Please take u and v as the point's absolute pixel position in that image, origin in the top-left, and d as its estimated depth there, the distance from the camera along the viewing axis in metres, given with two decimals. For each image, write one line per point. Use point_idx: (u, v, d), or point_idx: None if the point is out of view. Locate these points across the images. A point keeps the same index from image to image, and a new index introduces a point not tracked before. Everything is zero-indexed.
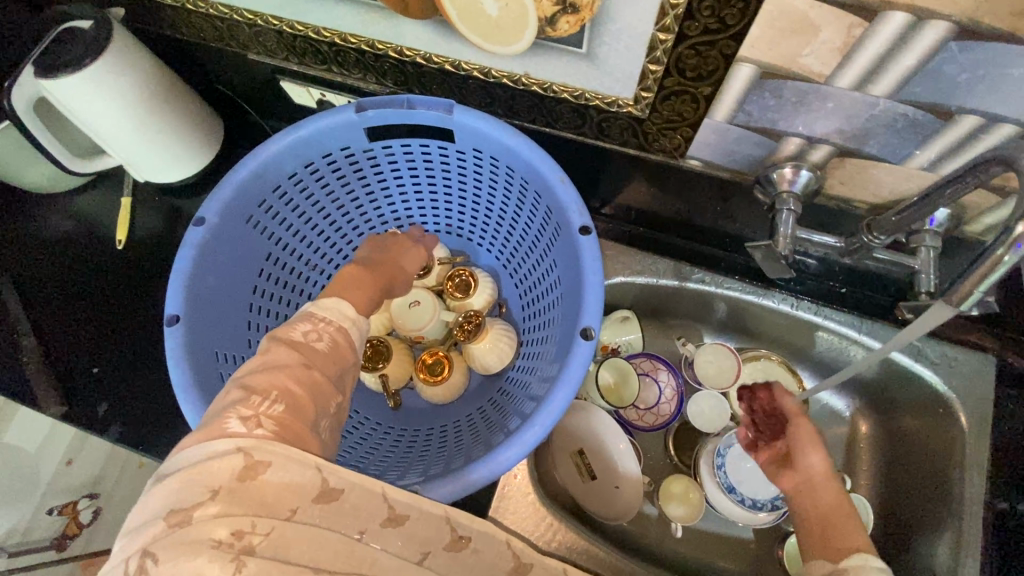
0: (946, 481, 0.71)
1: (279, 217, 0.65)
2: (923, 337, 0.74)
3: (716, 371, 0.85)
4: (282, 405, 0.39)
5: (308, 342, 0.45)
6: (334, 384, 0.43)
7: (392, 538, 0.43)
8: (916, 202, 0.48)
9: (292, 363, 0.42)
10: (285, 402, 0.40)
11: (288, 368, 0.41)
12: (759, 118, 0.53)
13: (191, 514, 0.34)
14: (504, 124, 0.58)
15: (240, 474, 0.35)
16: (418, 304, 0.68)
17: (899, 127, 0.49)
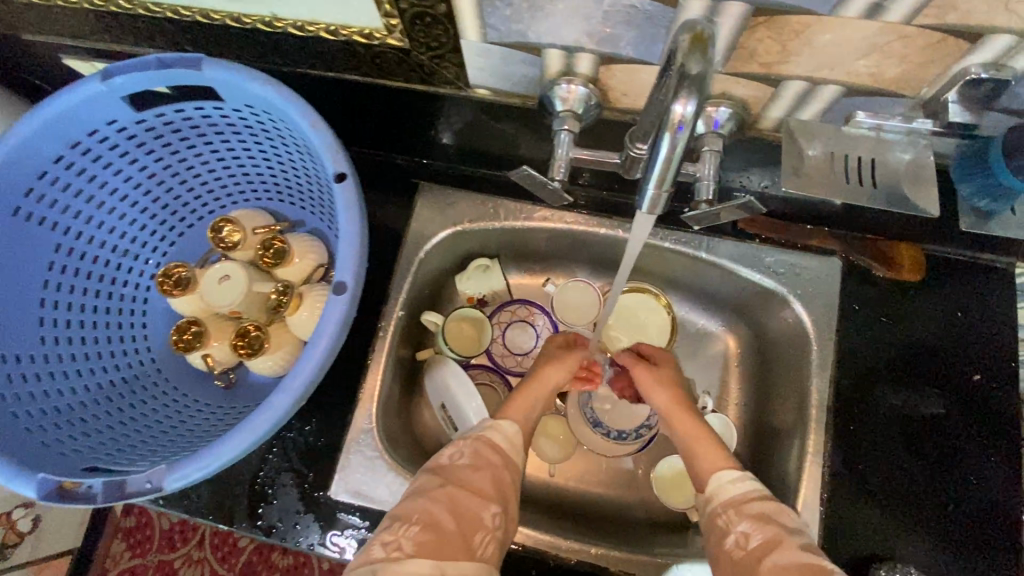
0: (798, 389, 0.70)
1: (62, 206, 0.61)
2: (769, 247, 0.72)
3: (578, 305, 0.84)
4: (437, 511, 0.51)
5: (453, 462, 0.56)
6: (486, 501, 0.54)
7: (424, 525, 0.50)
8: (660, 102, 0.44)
9: (440, 486, 0.53)
10: (434, 516, 0.50)
11: (440, 500, 0.52)
12: (509, 33, 0.49)
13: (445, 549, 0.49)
14: (255, 73, 0.54)
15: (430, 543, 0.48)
16: (228, 278, 0.65)
17: (637, 22, 0.45)
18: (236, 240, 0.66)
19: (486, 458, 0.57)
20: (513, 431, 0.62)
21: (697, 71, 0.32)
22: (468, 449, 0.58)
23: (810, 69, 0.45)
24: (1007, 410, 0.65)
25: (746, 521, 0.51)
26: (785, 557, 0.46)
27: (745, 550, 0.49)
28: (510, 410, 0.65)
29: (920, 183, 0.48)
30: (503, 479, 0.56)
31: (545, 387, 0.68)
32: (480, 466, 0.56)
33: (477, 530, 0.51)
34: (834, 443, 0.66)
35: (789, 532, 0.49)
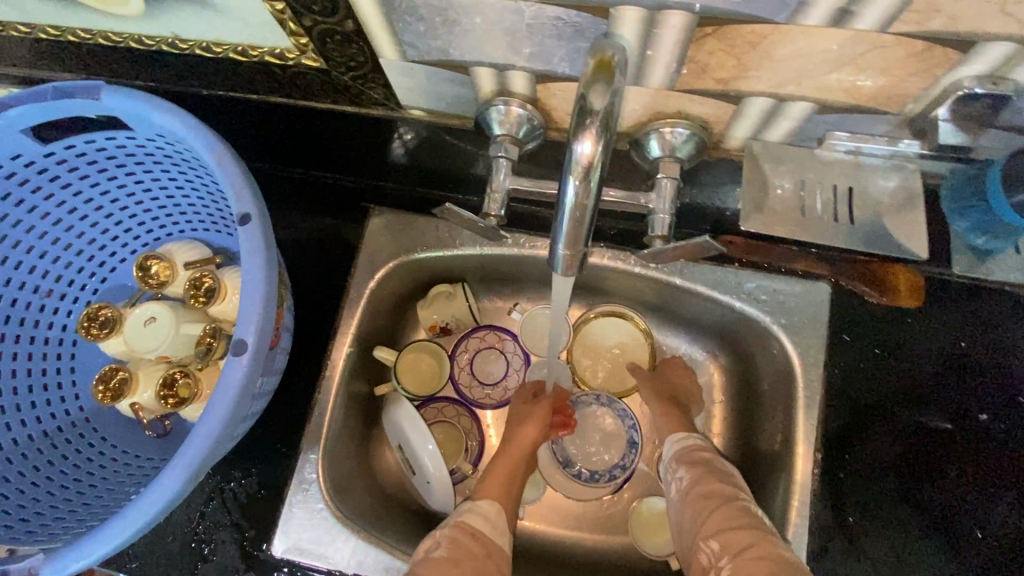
0: (783, 428, 0.63)
1: None
2: (750, 272, 0.65)
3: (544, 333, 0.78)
4: None
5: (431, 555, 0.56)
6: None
7: None
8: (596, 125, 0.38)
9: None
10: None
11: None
12: (429, 51, 0.43)
13: None
14: (160, 102, 0.48)
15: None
16: (155, 320, 0.60)
17: (567, 36, 0.38)
18: (167, 278, 0.62)
19: (465, 548, 0.56)
20: (491, 510, 0.61)
21: (604, 104, 0.26)
22: (445, 539, 0.57)
23: (772, 86, 0.38)
24: (1017, 452, 0.58)
25: (683, 468, 0.63)
26: (704, 488, 0.59)
27: (678, 489, 0.62)
28: (490, 486, 0.64)
29: (903, 210, 0.42)
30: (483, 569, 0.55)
31: (523, 452, 0.67)
32: (458, 560, 0.55)
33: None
34: (823, 491, 0.59)
35: (716, 471, 0.61)
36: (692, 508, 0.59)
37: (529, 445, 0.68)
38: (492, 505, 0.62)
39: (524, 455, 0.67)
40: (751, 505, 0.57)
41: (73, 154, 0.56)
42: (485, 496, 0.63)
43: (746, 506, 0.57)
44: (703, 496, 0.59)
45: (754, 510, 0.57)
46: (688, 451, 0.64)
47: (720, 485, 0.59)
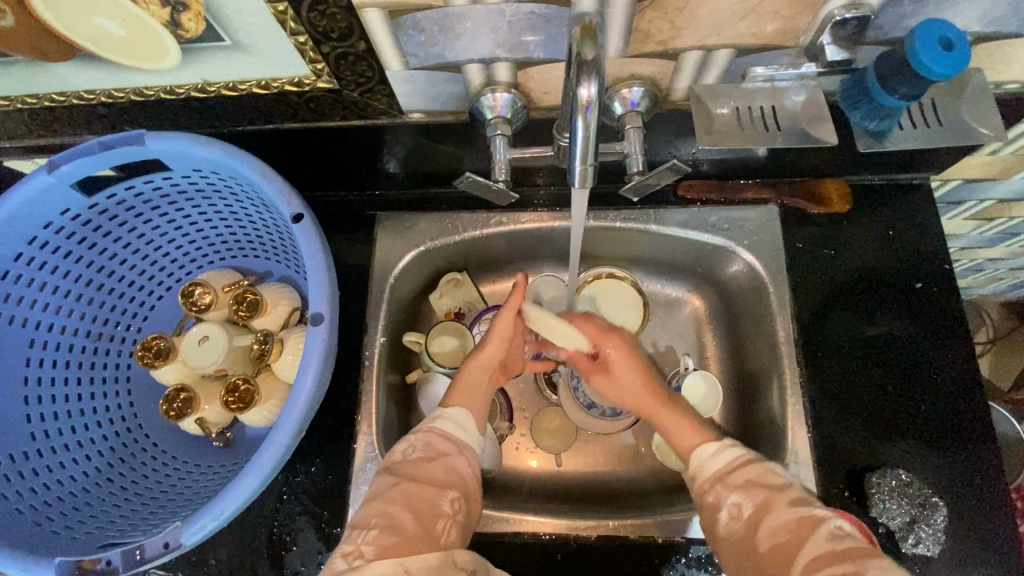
0: (767, 330, 0.74)
1: (30, 302, 0.62)
2: (710, 207, 0.76)
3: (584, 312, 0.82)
4: (399, 511, 0.53)
5: (404, 457, 0.59)
6: (442, 488, 0.56)
7: (397, 524, 0.52)
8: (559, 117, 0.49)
9: (393, 484, 0.56)
10: (394, 517, 0.52)
11: (395, 498, 0.54)
12: (428, 57, 0.53)
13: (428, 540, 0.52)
14: (198, 139, 0.57)
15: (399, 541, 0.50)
16: (209, 339, 0.66)
17: (541, 25, 0.49)
18: (209, 301, 0.68)
19: (437, 447, 0.60)
20: (462, 416, 0.65)
21: (592, 55, 0.37)
22: (419, 441, 0.61)
23: (700, 40, 0.50)
24: (950, 308, 0.71)
25: (735, 491, 0.55)
26: (779, 519, 0.51)
27: (740, 521, 0.53)
28: (461, 397, 0.67)
29: (819, 120, 0.53)
30: (455, 466, 0.59)
31: (486, 367, 0.70)
32: (431, 457, 0.59)
33: (438, 520, 0.54)
34: (808, 375, 0.70)
35: (777, 491, 0.54)
36: (769, 544, 0.50)
37: (490, 358, 0.70)
38: (464, 411, 0.65)
39: (482, 372, 0.70)
40: (840, 525, 0.49)
41: (114, 203, 0.63)
42: (453, 405, 0.66)
43: (835, 529, 0.49)
44: (782, 527, 0.50)
45: (843, 529, 0.49)
46: (732, 467, 0.57)
47: (791, 509, 0.51)
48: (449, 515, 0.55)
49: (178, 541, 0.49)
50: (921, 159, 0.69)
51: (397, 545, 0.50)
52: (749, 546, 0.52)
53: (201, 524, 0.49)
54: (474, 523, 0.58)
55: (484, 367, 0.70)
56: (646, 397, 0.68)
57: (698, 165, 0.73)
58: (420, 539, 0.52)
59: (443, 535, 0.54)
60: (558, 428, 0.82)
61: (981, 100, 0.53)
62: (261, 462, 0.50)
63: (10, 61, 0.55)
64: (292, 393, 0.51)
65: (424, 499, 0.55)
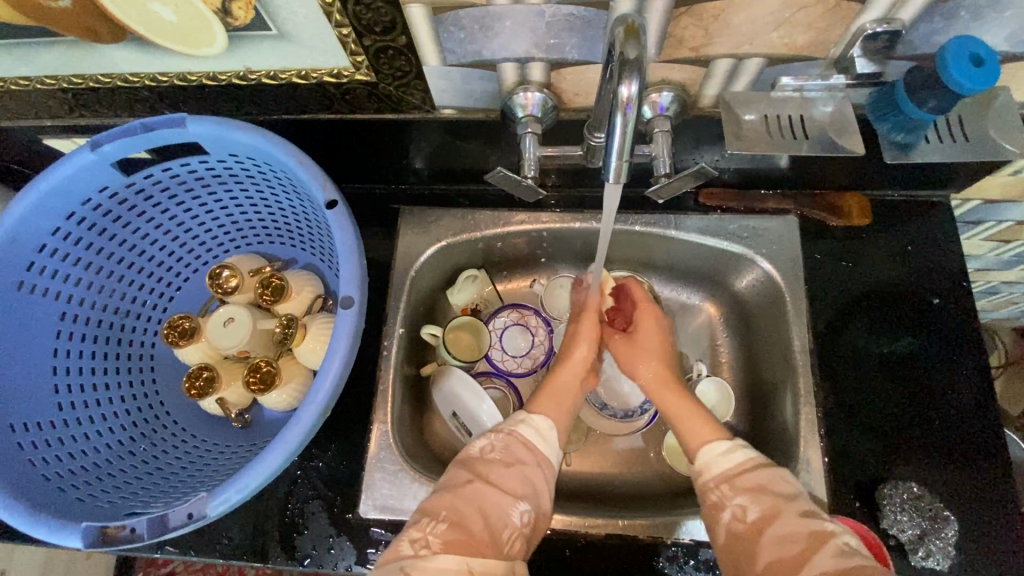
0: (782, 338, 0.75)
1: (63, 275, 0.63)
2: (729, 215, 0.77)
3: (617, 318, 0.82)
4: (463, 514, 0.53)
5: (483, 456, 0.59)
6: (515, 499, 0.56)
7: (462, 527, 0.52)
8: (590, 117, 0.50)
9: (468, 482, 0.55)
10: (464, 516, 0.52)
11: (467, 497, 0.54)
12: (465, 54, 0.54)
13: (492, 553, 0.51)
14: (238, 124, 0.58)
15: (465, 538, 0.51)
16: (233, 321, 0.67)
17: (578, 26, 0.51)
18: (235, 284, 0.69)
19: (516, 454, 0.59)
20: (544, 423, 0.64)
21: (635, 55, 0.38)
22: (501, 443, 0.60)
23: (733, 47, 0.51)
24: (967, 325, 0.71)
25: (741, 495, 0.55)
26: (786, 527, 0.50)
27: (745, 522, 0.53)
28: (545, 403, 0.67)
29: (845, 131, 0.54)
30: (529, 474, 0.58)
31: (575, 369, 0.71)
32: (511, 462, 0.58)
33: (505, 528, 0.54)
34: (822, 386, 0.70)
35: (786, 500, 0.53)
36: (773, 552, 0.49)
37: (581, 364, 0.72)
38: (547, 419, 0.64)
39: (574, 378, 0.70)
40: (847, 540, 0.48)
41: (151, 183, 0.65)
42: (540, 409, 0.66)
43: (843, 544, 0.48)
44: (791, 536, 0.49)
45: (851, 546, 0.48)
46: (744, 468, 0.57)
47: (799, 521, 0.50)
48: (517, 526, 0.55)
49: (202, 512, 0.51)
50: (942, 175, 0.70)
51: (462, 544, 0.50)
52: (748, 547, 0.51)
53: (226, 496, 0.51)
54: (540, 533, 0.58)
55: (572, 378, 0.70)
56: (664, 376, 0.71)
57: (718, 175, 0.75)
58: (485, 544, 0.51)
59: (507, 540, 0.53)
60: (569, 427, 0.83)
61: (1008, 118, 0.54)
62: (287, 438, 0.51)
63: (62, 41, 0.57)
64: (320, 373, 0.52)
65: (497, 504, 0.54)
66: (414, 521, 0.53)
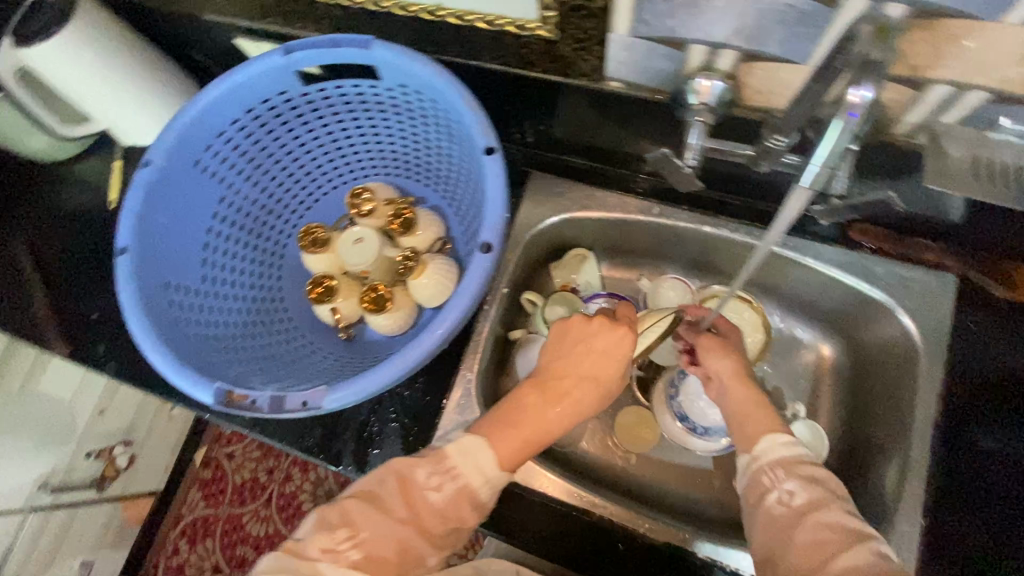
0: (900, 394, 0.70)
1: (230, 163, 0.69)
2: (876, 258, 0.72)
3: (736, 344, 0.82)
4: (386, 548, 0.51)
5: (427, 488, 0.54)
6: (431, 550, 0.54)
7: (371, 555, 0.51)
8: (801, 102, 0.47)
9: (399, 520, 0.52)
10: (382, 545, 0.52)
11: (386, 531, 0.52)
12: (659, 28, 0.52)
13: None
14: (417, 54, 0.60)
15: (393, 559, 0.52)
16: (362, 241, 0.72)
17: (791, 20, 0.48)
18: (370, 209, 0.73)
19: (458, 507, 0.54)
20: (502, 477, 0.56)
21: None
22: (450, 489, 0.54)
23: (962, 75, 0.46)
24: None
25: (793, 480, 0.55)
26: (827, 518, 0.52)
27: (787, 508, 0.54)
28: (507, 447, 0.56)
29: None
30: (461, 528, 0.55)
31: (557, 420, 0.59)
32: (450, 519, 0.53)
33: (417, 566, 0.53)
34: (939, 462, 0.64)
35: (834, 496, 0.54)
36: (811, 536, 0.51)
37: (562, 410, 0.59)
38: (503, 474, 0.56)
39: (552, 424, 0.59)
40: (885, 547, 0.49)
41: (322, 96, 0.69)
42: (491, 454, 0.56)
43: (882, 550, 0.49)
44: (822, 530, 0.51)
45: (889, 554, 0.49)
46: (797, 459, 0.57)
47: (843, 514, 0.52)
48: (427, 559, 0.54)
49: (314, 404, 0.54)
50: None
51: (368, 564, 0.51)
52: (786, 528, 0.53)
53: (339, 397, 0.53)
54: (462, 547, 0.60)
55: (540, 420, 0.58)
56: (735, 403, 0.65)
57: (834, 211, 0.71)
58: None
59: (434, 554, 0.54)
60: (642, 428, 0.82)
61: None
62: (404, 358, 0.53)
63: None
64: (449, 304, 0.54)
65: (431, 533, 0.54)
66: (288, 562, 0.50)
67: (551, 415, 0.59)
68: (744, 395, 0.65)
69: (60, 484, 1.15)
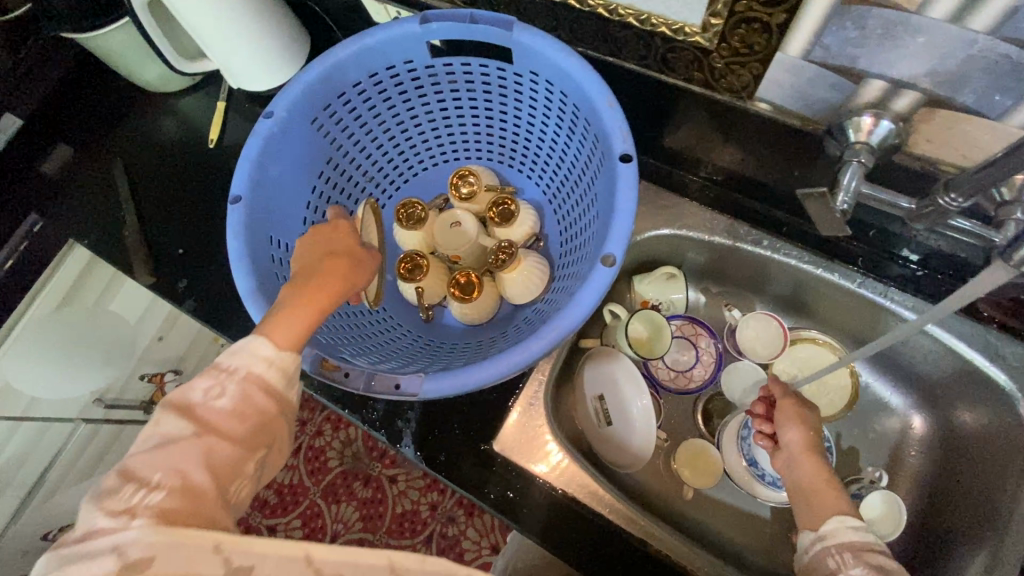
0: (999, 487, 0.65)
1: (343, 125, 0.68)
2: (1004, 336, 0.66)
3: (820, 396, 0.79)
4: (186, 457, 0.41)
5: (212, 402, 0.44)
6: (254, 450, 0.44)
7: (217, 449, 0.42)
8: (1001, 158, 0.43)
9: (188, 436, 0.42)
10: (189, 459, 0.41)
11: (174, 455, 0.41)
12: (838, 54, 0.48)
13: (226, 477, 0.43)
14: (562, 45, 0.57)
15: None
16: (460, 226, 0.69)
17: (1002, 70, 0.43)
18: (471, 193, 0.71)
19: (246, 405, 0.45)
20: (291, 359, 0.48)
21: None
22: (234, 389, 0.45)
23: None
24: None
25: (862, 568, 0.50)
26: None
27: None
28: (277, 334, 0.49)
29: None
30: (241, 452, 0.44)
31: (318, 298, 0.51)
32: (196, 437, 0.42)
33: (236, 478, 0.43)
34: None
35: None
36: None
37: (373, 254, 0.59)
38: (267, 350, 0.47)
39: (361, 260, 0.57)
40: None
41: (447, 71, 0.67)
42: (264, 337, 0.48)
43: None
44: None
45: None
46: (868, 546, 0.52)
47: None
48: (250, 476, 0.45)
49: (410, 389, 0.55)
50: None
51: (187, 513, 0.40)
52: None
53: (438, 384, 0.54)
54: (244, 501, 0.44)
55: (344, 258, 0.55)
56: (806, 476, 0.61)
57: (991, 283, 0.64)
58: (212, 506, 0.41)
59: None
60: (704, 462, 0.79)
61: None
62: (508, 358, 0.53)
63: None
64: (561, 313, 0.53)
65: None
66: (112, 486, 0.40)
67: (370, 267, 0.57)
68: (818, 472, 0.61)
69: (109, 402, 1.04)
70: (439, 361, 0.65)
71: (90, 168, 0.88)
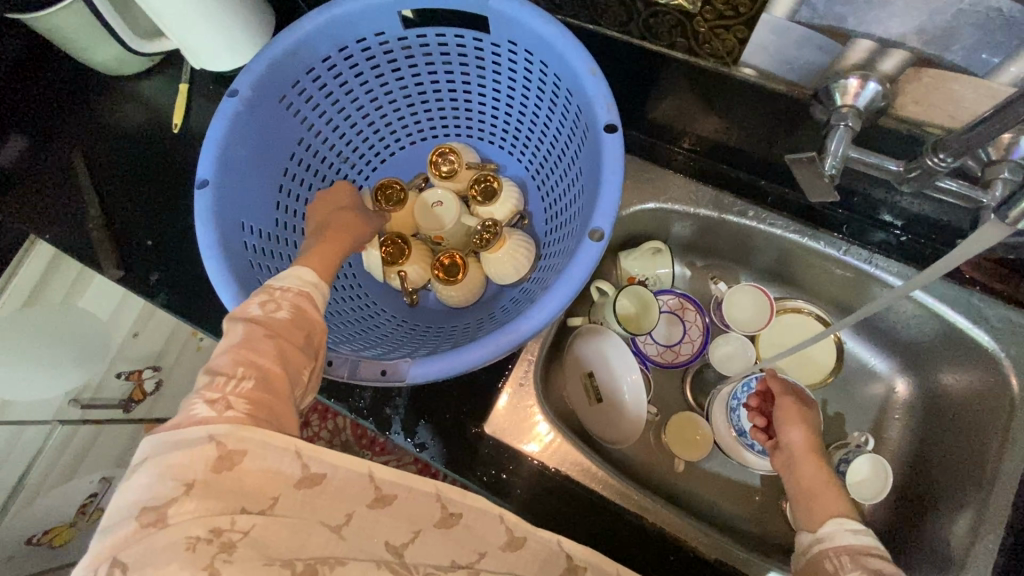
0: (983, 449, 0.66)
1: (314, 103, 0.65)
2: (986, 299, 0.67)
3: (805, 364, 0.80)
4: (251, 380, 0.43)
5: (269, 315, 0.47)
6: (310, 357, 0.47)
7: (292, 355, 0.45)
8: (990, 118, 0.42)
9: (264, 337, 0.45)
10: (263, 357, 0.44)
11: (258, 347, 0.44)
12: (826, 13, 0.46)
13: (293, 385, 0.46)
14: (539, 10, 0.55)
15: (215, 464, 0.39)
16: (442, 205, 0.68)
17: (990, 26, 0.41)
18: (452, 171, 0.69)
19: (302, 318, 0.48)
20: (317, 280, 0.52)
21: None
22: (289, 304, 0.48)
23: None
24: None
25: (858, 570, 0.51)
26: None
27: None
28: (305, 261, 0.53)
29: None
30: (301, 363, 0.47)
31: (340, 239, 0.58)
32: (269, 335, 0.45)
33: (298, 385, 0.46)
34: None
35: None
36: None
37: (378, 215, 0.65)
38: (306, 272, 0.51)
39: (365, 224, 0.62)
40: None
41: (420, 43, 0.64)
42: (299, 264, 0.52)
43: None
44: None
45: None
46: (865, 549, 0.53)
47: None
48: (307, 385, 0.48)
49: (397, 374, 0.53)
50: None
51: (268, 408, 0.43)
52: None
53: (425, 369, 0.53)
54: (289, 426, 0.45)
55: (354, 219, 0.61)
56: (806, 476, 0.64)
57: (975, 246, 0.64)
58: (283, 405, 0.44)
59: (270, 503, 0.42)
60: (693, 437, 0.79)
61: None
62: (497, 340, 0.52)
63: None
64: (549, 291, 0.51)
65: (426, 524, 0.49)
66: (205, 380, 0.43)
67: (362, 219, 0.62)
68: (818, 473, 0.64)
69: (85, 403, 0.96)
70: (425, 346, 0.63)
71: (49, 158, 0.83)
